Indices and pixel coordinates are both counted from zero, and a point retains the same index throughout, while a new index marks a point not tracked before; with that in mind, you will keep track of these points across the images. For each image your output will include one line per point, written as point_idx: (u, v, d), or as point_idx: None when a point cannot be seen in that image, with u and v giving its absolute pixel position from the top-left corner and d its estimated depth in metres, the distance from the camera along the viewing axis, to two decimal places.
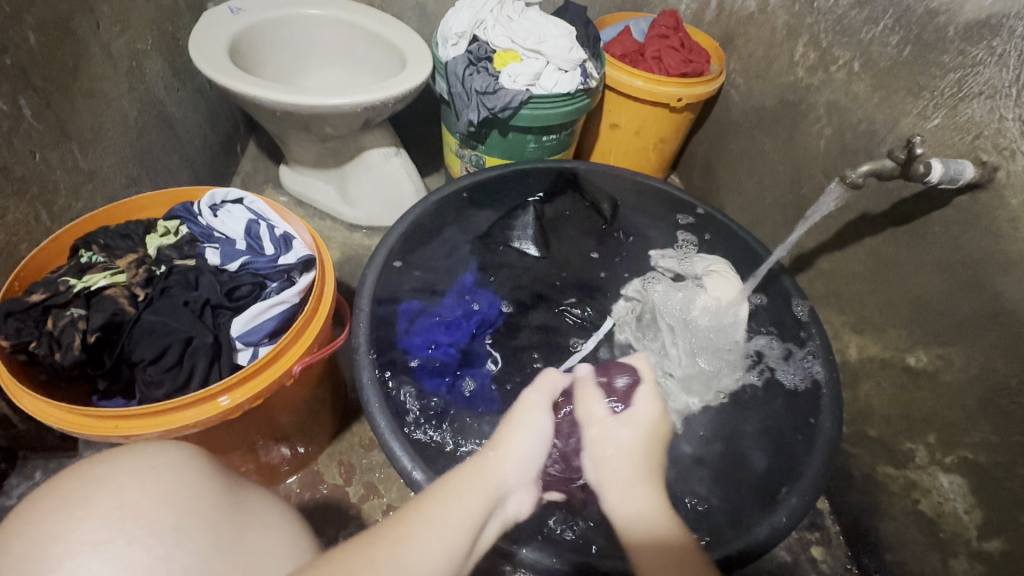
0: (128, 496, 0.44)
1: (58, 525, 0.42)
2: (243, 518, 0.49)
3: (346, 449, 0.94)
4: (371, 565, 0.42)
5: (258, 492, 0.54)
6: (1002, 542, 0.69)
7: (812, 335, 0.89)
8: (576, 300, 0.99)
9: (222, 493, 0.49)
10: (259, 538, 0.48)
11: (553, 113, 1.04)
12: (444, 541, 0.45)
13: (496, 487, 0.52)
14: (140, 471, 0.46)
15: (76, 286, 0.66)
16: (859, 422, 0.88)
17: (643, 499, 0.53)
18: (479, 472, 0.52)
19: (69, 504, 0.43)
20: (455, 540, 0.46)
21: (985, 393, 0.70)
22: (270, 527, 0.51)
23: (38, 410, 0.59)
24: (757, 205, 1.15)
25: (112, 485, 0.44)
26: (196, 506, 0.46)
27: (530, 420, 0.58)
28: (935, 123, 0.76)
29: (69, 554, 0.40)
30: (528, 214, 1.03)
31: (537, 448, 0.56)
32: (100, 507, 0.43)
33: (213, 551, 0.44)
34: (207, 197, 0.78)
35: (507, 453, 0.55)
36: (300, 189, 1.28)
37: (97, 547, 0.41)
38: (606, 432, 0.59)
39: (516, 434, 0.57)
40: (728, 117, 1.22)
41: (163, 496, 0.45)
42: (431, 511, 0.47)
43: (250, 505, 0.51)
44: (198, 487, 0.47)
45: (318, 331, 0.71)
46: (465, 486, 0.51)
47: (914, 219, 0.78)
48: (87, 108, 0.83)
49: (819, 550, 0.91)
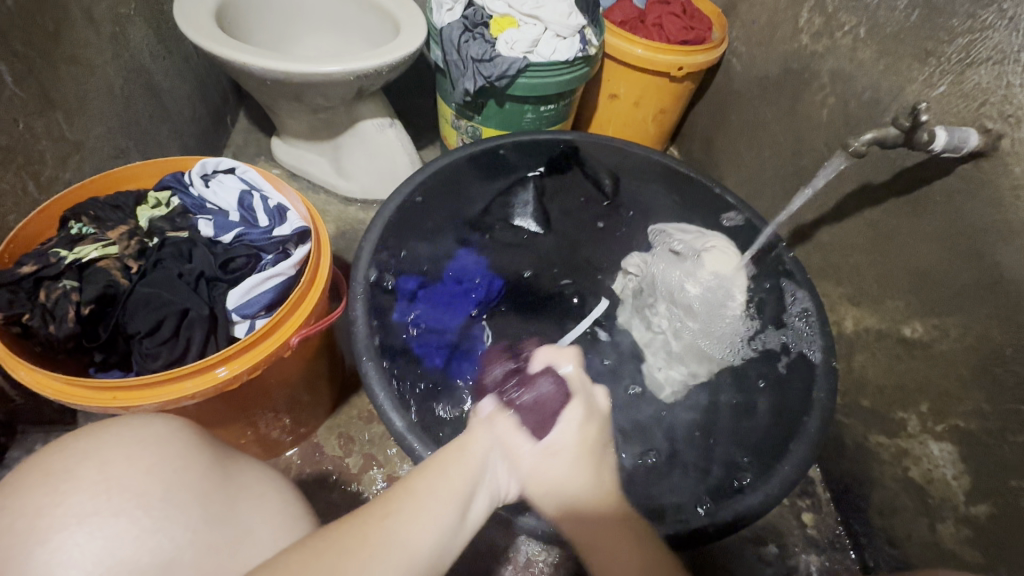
0: (113, 470, 0.44)
1: (44, 497, 0.42)
2: (233, 486, 0.49)
3: (345, 422, 0.94)
4: (363, 543, 0.41)
5: (247, 463, 0.54)
6: (988, 506, 0.71)
7: (797, 292, 0.90)
8: (570, 283, 1.00)
9: (213, 463, 0.49)
10: (250, 510, 0.48)
11: (551, 82, 1.02)
12: (441, 510, 0.46)
13: (485, 462, 0.52)
14: (125, 444, 0.46)
15: (67, 257, 0.65)
16: (852, 392, 0.89)
17: (587, 502, 0.52)
18: (466, 447, 0.53)
19: (53, 478, 0.43)
20: (448, 508, 0.46)
21: (979, 362, 0.71)
22: (263, 497, 0.51)
23: (33, 381, 0.59)
24: (757, 177, 1.13)
25: (95, 458, 0.45)
26: (183, 477, 0.46)
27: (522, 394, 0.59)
28: (940, 91, 0.74)
29: (58, 526, 0.41)
30: (528, 191, 1.03)
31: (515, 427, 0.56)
32: (85, 481, 0.43)
33: (202, 522, 0.45)
34: (199, 166, 0.76)
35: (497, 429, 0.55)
36: (293, 162, 1.25)
37: (85, 519, 0.42)
38: (529, 471, 0.54)
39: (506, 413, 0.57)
40: (729, 87, 1.20)
41: (149, 468, 0.45)
42: (426, 485, 0.47)
43: (241, 475, 0.51)
44: (186, 458, 0.47)
45: (316, 303, 0.70)
46: (451, 463, 0.50)
47: (915, 190, 0.77)
48: (71, 76, 0.80)
49: (810, 516, 0.93)
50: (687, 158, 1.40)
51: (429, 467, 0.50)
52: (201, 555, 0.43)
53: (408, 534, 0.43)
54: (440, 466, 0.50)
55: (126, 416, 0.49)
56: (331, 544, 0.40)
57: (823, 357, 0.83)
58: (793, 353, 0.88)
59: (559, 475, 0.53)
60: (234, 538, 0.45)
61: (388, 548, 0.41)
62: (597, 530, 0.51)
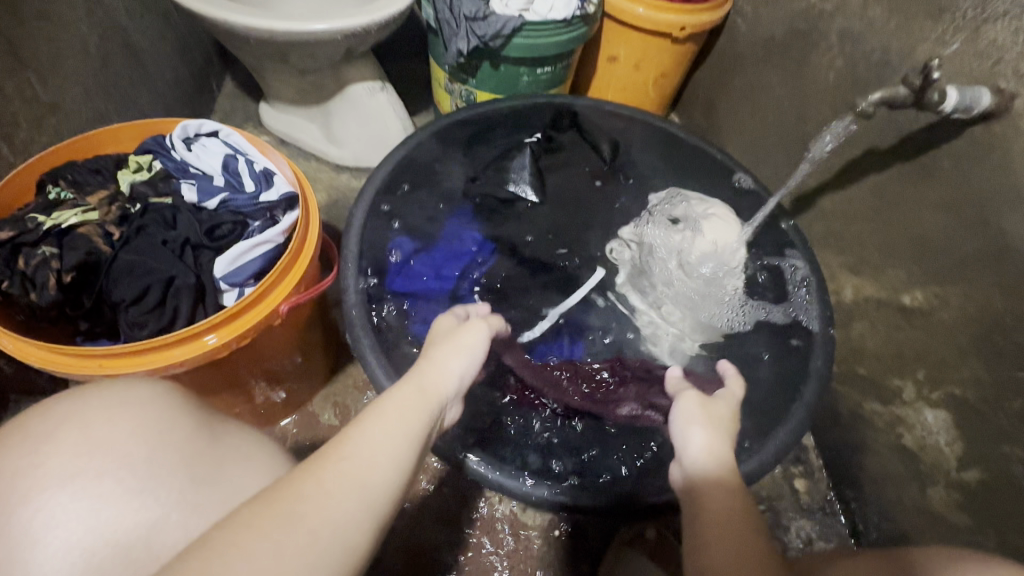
0: (96, 431, 0.44)
1: (24, 460, 0.43)
2: (221, 452, 0.48)
3: (340, 391, 0.94)
4: (317, 490, 0.37)
5: (237, 424, 0.53)
6: (980, 472, 0.71)
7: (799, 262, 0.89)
8: (566, 252, 0.98)
9: (198, 428, 0.48)
10: (243, 471, 0.47)
11: (548, 42, 0.98)
12: (398, 449, 0.43)
13: (437, 404, 0.50)
14: (105, 406, 0.46)
15: (46, 223, 0.62)
16: (849, 361, 0.89)
17: (724, 455, 0.54)
18: (418, 389, 0.49)
19: (34, 441, 0.44)
20: (405, 448, 0.43)
21: (979, 330, 0.70)
22: (254, 458, 0.49)
23: (15, 348, 0.57)
24: (759, 143, 1.10)
25: (76, 420, 0.45)
26: (166, 439, 0.46)
27: (465, 338, 0.57)
28: (953, 50, 0.71)
29: (40, 488, 0.42)
30: (525, 155, 0.99)
31: (471, 366, 0.56)
32: (67, 443, 0.44)
33: (188, 484, 0.44)
34: (179, 129, 0.73)
35: (444, 374, 0.53)
36: (283, 128, 1.21)
37: (66, 482, 0.42)
38: (698, 399, 0.60)
39: (450, 355, 0.55)
40: (732, 49, 1.16)
41: (131, 430, 0.45)
42: (380, 425, 0.44)
43: (229, 438, 0.50)
44: (169, 420, 0.47)
45: (306, 270, 0.68)
46: (409, 399, 0.48)
47: (922, 154, 0.75)
48: (42, 33, 0.76)
49: (802, 483, 0.94)
50: (687, 125, 1.37)
51: (378, 409, 0.45)
52: (185, 518, 0.42)
53: (363, 474, 0.40)
54: (391, 407, 0.46)
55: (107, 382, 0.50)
56: (281, 495, 0.37)
57: (821, 325, 0.84)
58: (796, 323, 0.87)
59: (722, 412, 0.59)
60: (221, 500, 0.44)
61: (346, 488, 0.38)
62: (720, 515, 0.49)
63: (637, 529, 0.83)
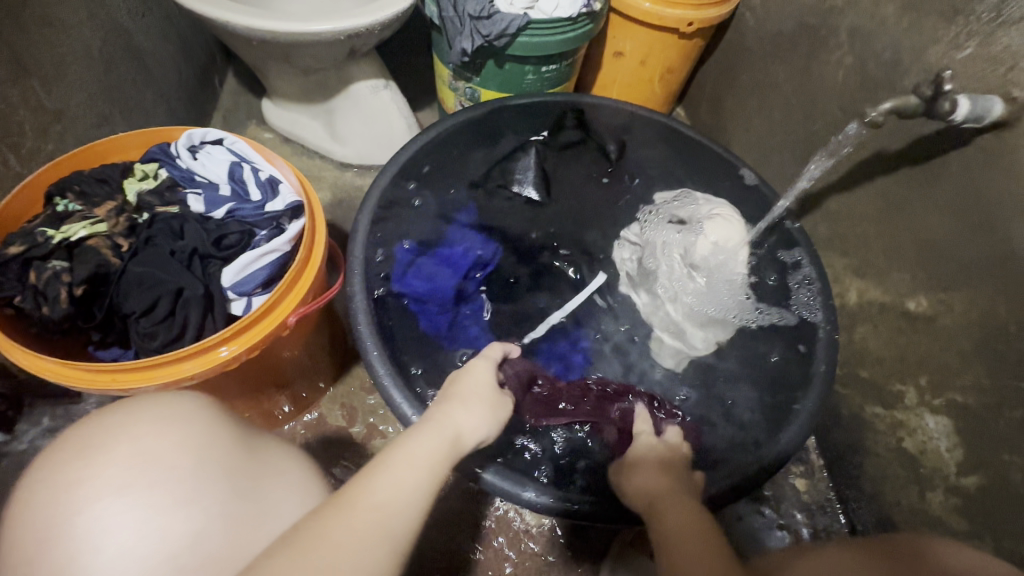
0: (147, 443, 0.46)
1: (81, 470, 0.45)
2: (257, 468, 0.50)
3: (347, 393, 0.95)
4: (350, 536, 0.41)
5: (270, 441, 0.56)
6: (979, 478, 0.72)
7: (802, 260, 0.90)
8: (568, 254, 0.97)
9: (236, 442, 0.51)
10: (274, 486, 0.50)
11: (553, 41, 0.96)
12: (419, 498, 0.47)
13: (453, 451, 0.54)
14: (155, 419, 0.48)
15: (55, 236, 0.63)
16: (851, 363, 0.90)
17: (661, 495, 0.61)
18: (436, 434, 0.54)
19: (88, 451, 0.46)
20: (420, 493, 0.47)
21: (982, 338, 0.70)
22: (285, 475, 0.53)
23: (30, 363, 0.58)
24: (766, 141, 1.09)
25: (129, 430, 0.47)
26: (211, 452, 0.48)
27: (487, 405, 0.62)
28: (966, 53, 0.70)
29: (94, 496, 0.43)
30: (529, 156, 0.98)
31: (486, 423, 0.60)
32: (119, 454, 0.45)
33: (230, 496, 0.47)
34: (185, 138, 0.74)
35: (463, 426, 0.58)
36: (286, 126, 1.21)
37: (119, 491, 0.44)
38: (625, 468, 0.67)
39: (468, 412, 0.60)
40: (740, 42, 1.14)
41: (179, 442, 0.47)
42: (401, 470, 0.48)
43: (263, 455, 0.53)
44: (214, 434, 0.49)
45: (311, 282, 0.69)
46: (432, 450, 0.52)
47: (930, 159, 0.75)
48: (45, 39, 0.76)
49: (802, 482, 0.95)
50: (693, 119, 1.35)
51: (398, 454, 0.50)
52: (229, 527, 0.45)
53: (392, 523, 0.43)
54: (412, 451, 0.51)
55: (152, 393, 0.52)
56: (310, 535, 0.40)
57: (824, 318, 0.85)
58: (798, 316, 0.88)
59: (651, 450, 0.68)
60: (260, 513, 0.47)
61: (374, 536, 0.42)
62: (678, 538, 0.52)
63: (638, 530, 0.84)
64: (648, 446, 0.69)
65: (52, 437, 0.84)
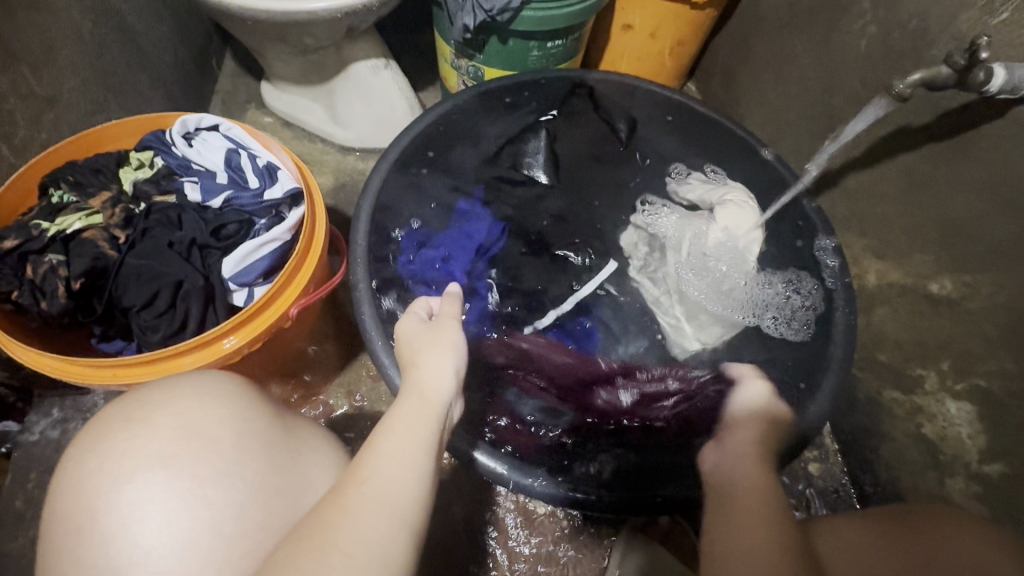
0: (190, 417, 0.48)
1: (127, 442, 0.46)
2: (292, 445, 0.52)
3: (353, 380, 0.90)
4: (346, 512, 0.42)
5: (304, 423, 0.57)
6: (1002, 465, 0.70)
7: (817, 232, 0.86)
8: (579, 242, 0.94)
9: (272, 421, 0.52)
10: (310, 463, 0.52)
11: (559, 15, 0.92)
12: (412, 457, 0.47)
13: (442, 405, 0.52)
14: (197, 395, 0.50)
15: (51, 229, 0.63)
16: (870, 347, 0.86)
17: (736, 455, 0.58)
18: (417, 397, 0.52)
19: (135, 424, 0.47)
20: (420, 451, 0.48)
21: (1010, 323, 0.68)
22: (318, 452, 0.54)
23: (30, 359, 0.58)
24: (782, 117, 1.04)
25: (172, 406, 0.48)
26: (250, 428, 0.49)
27: (445, 337, 0.58)
28: (1001, 19, 0.65)
29: (142, 467, 0.45)
30: (540, 139, 0.97)
31: (455, 360, 0.57)
32: (163, 427, 0.47)
33: (269, 470, 0.48)
34: (178, 124, 0.72)
35: (440, 371, 0.55)
36: (285, 109, 1.18)
37: (165, 463, 0.46)
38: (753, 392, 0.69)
39: (438, 355, 0.56)
40: (755, 12, 1.08)
41: (219, 418, 0.49)
42: (393, 444, 0.47)
43: (299, 432, 0.54)
44: (250, 411, 0.51)
45: (313, 272, 0.67)
46: (408, 413, 0.50)
47: (957, 135, 0.71)
48: (32, 23, 0.74)
49: (816, 466, 0.92)
50: (705, 94, 1.30)
51: (387, 426, 0.49)
52: (268, 500, 0.47)
53: (388, 488, 0.44)
54: (399, 419, 0.50)
55: (186, 374, 0.53)
56: (315, 526, 0.41)
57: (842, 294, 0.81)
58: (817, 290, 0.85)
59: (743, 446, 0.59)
60: (298, 490, 0.49)
61: (377, 511, 0.43)
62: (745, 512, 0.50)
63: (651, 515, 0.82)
64: (744, 437, 0.60)
65: (62, 428, 0.84)
